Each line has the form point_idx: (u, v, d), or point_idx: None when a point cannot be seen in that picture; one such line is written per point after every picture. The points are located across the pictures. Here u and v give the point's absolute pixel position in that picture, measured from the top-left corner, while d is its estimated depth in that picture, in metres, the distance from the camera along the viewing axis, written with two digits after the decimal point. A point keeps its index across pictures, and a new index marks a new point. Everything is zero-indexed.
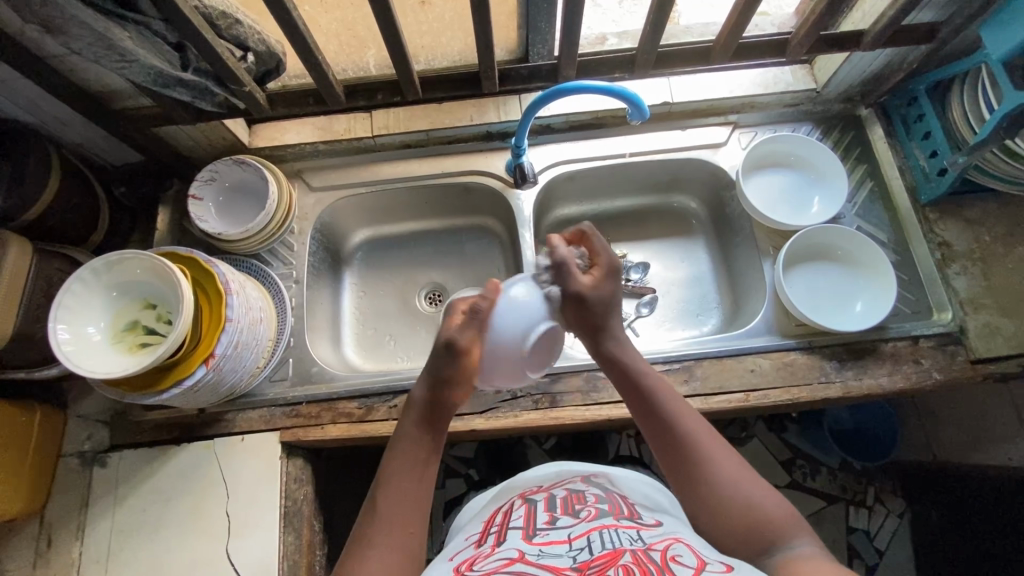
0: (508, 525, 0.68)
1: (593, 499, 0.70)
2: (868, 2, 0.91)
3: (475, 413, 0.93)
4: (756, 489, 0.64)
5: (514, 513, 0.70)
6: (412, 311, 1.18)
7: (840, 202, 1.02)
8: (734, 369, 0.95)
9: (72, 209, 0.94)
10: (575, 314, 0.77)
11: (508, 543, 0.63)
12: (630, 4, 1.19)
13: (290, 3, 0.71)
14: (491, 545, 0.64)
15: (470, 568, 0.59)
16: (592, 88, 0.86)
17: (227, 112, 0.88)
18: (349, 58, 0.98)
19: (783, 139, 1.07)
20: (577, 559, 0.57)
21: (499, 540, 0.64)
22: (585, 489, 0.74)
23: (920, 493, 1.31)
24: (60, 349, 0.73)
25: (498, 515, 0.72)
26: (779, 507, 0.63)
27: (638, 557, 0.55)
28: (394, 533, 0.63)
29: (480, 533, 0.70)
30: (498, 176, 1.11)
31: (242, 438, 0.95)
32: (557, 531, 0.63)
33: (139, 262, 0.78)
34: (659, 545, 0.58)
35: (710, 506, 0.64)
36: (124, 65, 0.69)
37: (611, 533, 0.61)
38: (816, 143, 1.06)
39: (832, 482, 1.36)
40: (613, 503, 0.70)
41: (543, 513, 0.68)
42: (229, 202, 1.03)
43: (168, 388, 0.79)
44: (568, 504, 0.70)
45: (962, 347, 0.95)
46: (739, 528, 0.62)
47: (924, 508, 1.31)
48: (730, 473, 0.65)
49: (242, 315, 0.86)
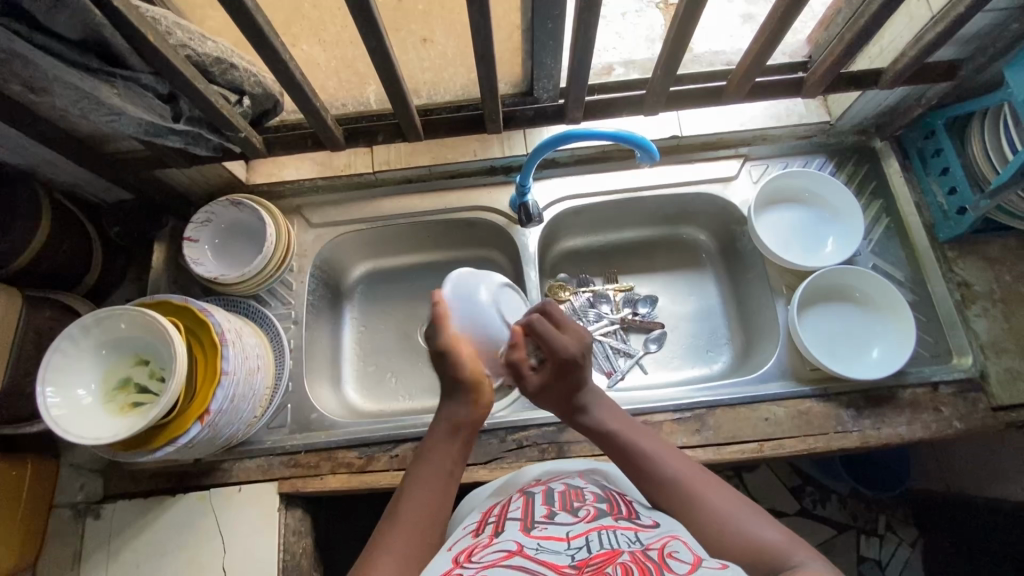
0: (506, 519, 0.64)
1: (592, 498, 0.67)
2: (885, 38, 0.89)
3: (480, 464, 0.91)
4: (748, 512, 0.61)
5: (512, 509, 0.67)
6: (414, 347, 1.13)
7: (858, 227, 1.00)
8: (748, 418, 0.92)
9: (64, 253, 0.92)
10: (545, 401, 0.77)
11: (506, 535, 0.59)
12: (634, 17, 1.18)
13: (286, 54, 0.68)
14: (488, 537, 0.60)
15: (468, 558, 0.55)
16: (600, 134, 0.83)
17: (223, 155, 0.86)
18: (349, 94, 0.95)
19: (783, 177, 1.04)
20: (575, 556, 0.53)
21: (497, 533, 0.61)
22: (584, 487, 0.70)
23: (933, 523, 1.27)
24: (47, 413, 0.70)
25: (495, 509, 0.69)
26: (771, 528, 0.59)
27: (636, 556, 0.52)
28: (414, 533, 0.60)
29: (477, 523, 0.66)
30: (503, 212, 1.08)
31: (239, 489, 0.92)
32: (555, 526, 0.60)
33: (127, 317, 0.75)
34: (657, 545, 0.55)
35: (710, 539, 0.60)
36: (115, 117, 0.69)
37: (609, 534, 0.57)
38: (814, 174, 1.03)
39: (842, 510, 1.31)
40: (613, 503, 0.66)
41: (542, 509, 0.64)
42: (225, 243, 1.00)
43: (162, 445, 0.76)
44: (566, 501, 0.66)
45: (983, 393, 0.92)
46: (739, 556, 0.57)
47: (937, 538, 1.27)
48: (720, 501, 0.62)
49: (238, 367, 0.83)
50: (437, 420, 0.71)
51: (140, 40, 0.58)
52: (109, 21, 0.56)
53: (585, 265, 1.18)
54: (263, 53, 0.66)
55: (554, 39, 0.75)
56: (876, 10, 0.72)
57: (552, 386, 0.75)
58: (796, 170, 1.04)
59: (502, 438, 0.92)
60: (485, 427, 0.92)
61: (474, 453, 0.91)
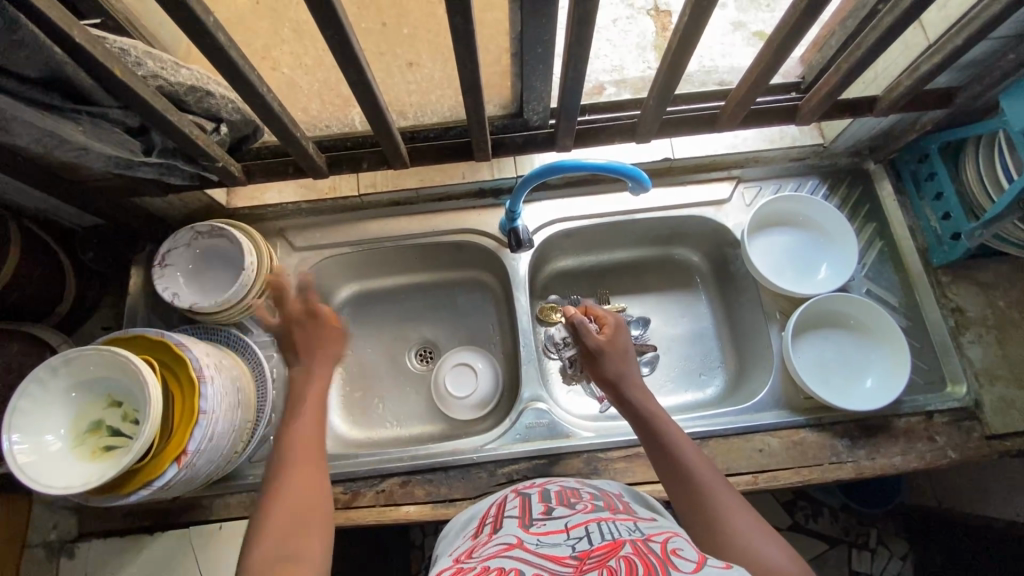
0: (503, 516, 0.61)
1: (589, 495, 0.65)
2: (880, 64, 0.88)
3: (469, 498, 0.89)
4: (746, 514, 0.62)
5: (508, 505, 0.64)
6: (402, 371, 1.11)
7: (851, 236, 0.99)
8: (741, 450, 0.90)
9: (35, 283, 0.88)
10: (605, 361, 0.80)
11: (505, 531, 0.56)
12: (626, 23, 1.18)
13: (263, 87, 0.64)
14: (488, 535, 0.57)
15: (469, 558, 0.52)
16: (590, 165, 0.81)
17: (200, 183, 0.83)
18: (333, 116, 0.90)
19: (765, 206, 1.02)
20: (575, 548, 0.50)
21: (495, 530, 0.58)
22: (581, 487, 0.68)
23: (926, 538, 1.22)
24: (13, 462, 0.67)
25: (492, 508, 0.65)
26: (758, 529, 0.60)
27: (638, 548, 0.49)
28: (290, 512, 0.56)
29: (475, 528, 0.62)
30: (492, 235, 1.06)
31: (219, 527, 0.88)
32: (554, 521, 0.57)
33: (96, 358, 0.72)
34: (659, 538, 0.52)
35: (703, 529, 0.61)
36: (81, 153, 0.65)
37: (609, 525, 0.55)
38: (795, 197, 1.02)
39: (834, 525, 1.28)
40: (610, 501, 0.64)
41: (539, 505, 0.62)
42: (199, 269, 0.96)
43: (136, 489, 0.73)
44: (563, 498, 0.64)
45: (977, 422, 0.91)
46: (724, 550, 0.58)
47: (929, 554, 1.21)
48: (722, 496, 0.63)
49: (218, 405, 0.80)
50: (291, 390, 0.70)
51: (106, 75, 0.55)
52: (71, 58, 0.53)
53: (576, 286, 1.16)
54: (237, 87, 0.63)
55: (543, 65, 0.73)
56: (872, 43, 0.71)
57: (618, 338, 0.84)
58: (772, 198, 1.03)
59: (491, 471, 0.90)
60: (474, 460, 0.90)
61: (464, 487, 0.89)
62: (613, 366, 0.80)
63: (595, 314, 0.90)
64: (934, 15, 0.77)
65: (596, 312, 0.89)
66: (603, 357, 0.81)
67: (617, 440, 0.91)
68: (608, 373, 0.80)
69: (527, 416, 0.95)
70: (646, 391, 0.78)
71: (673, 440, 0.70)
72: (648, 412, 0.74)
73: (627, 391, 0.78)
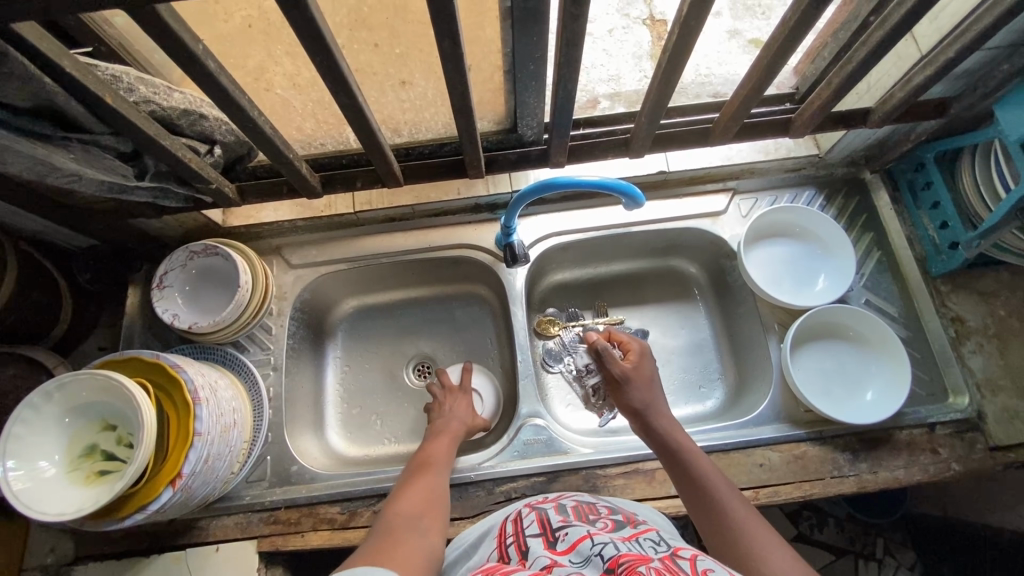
0: (524, 535, 0.61)
1: (606, 511, 0.65)
2: (872, 75, 0.88)
3: (467, 518, 0.88)
4: (768, 534, 0.63)
5: (525, 521, 0.63)
6: (399, 387, 1.10)
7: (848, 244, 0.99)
8: (741, 465, 0.89)
9: (30, 305, 0.88)
10: (631, 390, 0.84)
11: (532, 554, 0.56)
12: (621, 33, 1.18)
13: (255, 110, 0.65)
14: (516, 561, 0.56)
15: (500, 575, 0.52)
16: (586, 183, 0.81)
17: (194, 205, 0.83)
18: (328, 134, 0.92)
19: (761, 218, 1.02)
20: (605, 559, 0.51)
21: (521, 554, 0.57)
22: (596, 501, 0.68)
23: (935, 548, 1.19)
24: (7, 490, 0.67)
25: (509, 525, 0.65)
26: (782, 548, 0.61)
27: (668, 564, 0.50)
28: (419, 496, 0.73)
29: (497, 549, 0.62)
30: (487, 249, 1.06)
31: (217, 548, 0.87)
32: (575, 533, 0.58)
33: (90, 382, 0.72)
34: (687, 555, 0.52)
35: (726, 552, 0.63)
36: (72, 180, 0.65)
37: (633, 541, 0.56)
38: (790, 208, 1.02)
39: (840, 534, 1.22)
40: (627, 515, 0.65)
41: (557, 517, 0.62)
42: (196, 289, 0.96)
43: (131, 513, 0.73)
44: (581, 512, 0.64)
45: (980, 433, 0.90)
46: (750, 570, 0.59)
47: (937, 564, 1.17)
48: (745, 518, 0.65)
49: (212, 427, 0.79)
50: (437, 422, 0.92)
51: (97, 103, 0.55)
52: (62, 87, 0.54)
53: (574, 300, 1.15)
54: (229, 113, 0.63)
55: (535, 81, 0.73)
56: (863, 58, 0.70)
57: (643, 367, 0.88)
58: (768, 210, 1.02)
59: (490, 490, 0.89)
60: (473, 479, 0.90)
61: (461, 506, 0.88)
62: (639, 394, 0.83)
63: (618, 340, 0.95)
64: (925, 27, 0.77)
65: (622, 339, 0.94)
66: (629, 385, 0.85)
67: (616, 456, 0.90)
68: (634, 401, 0.83)
69: (524, 433, 0.94)
70: (670, 421, 0.81)
71: (703, 472, 0.72)
72: (677, 446, 0.76)
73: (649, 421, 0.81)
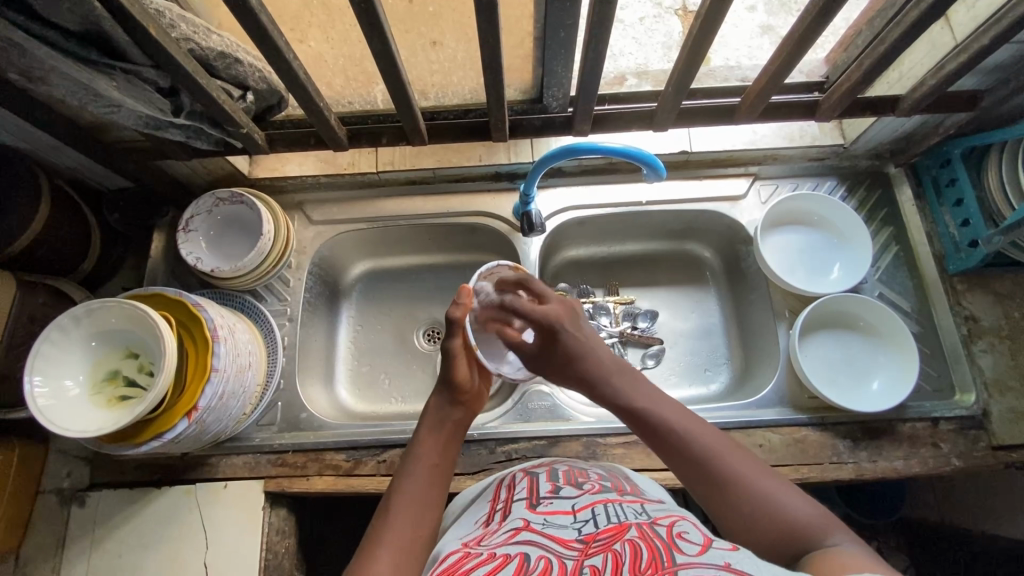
0: (512, 499, 0.63)
1: (596, 477, 0.67)
2: (906, 63, 0.87)
3: (468, 474, 0.90)
4: (784, 491, 0.56)
5: (517, 486, 0.65)
6: (408, 349, 1.12)
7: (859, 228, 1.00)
8: (741, 443, 0.90)
9: (62, 238, 0.91)
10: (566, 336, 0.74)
11: (512, 514, 0.58)
12: (652, 21, 1.17)
13: (290, 53, 0.66)
14: (497, 522, 0.59)
15: (477, 543, 0.55)
16: (608, 148, 0.82)
17: (225, 149, 0.85)
18: (357, 93, 0.94)
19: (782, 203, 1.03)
20: (582, 531, 0.53)
21: (505, 516, 0.59)
22: (588, 467, 0.70)
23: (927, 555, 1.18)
24: (32, 403, 0.70)
25: (502, 490, 0.67)
26: (808, 506, 0.54)
27: (644, 532, 0.51)
28: (405, 535, 0.60)
29: (487, 513, 0.63)
30: (504, 219, 1.07)
31: (225, 486, 0.91)
32: (560, 501, 0.60)
33: (115, 309, 0.75)
34: (665, 521, 0.54)
35: (754, 541, 0.54)
36: (113, 109, 0.69)
37: (615, 507, 0.57)
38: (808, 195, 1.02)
39: None
40: (617, 482, 0.66)
41: (546, 483, 0.64)
42: (220, 235, 0.99)
43: (148, 439, 0.75)
44: (570, 476, 0.66)
45: (984, 432, 0.90)
46: (794, 557, 0.51)
47: None
48: (755, 480, 0.57)
49: (229, 363, 0.82)
50: (424, 419, 0.73)
51: (142, 33, 0.57)
52: (109, 13, 0.56)
53: (586, 276, 1.16)
54: (265, 53, 0.64)
55: (566, 48, 0.73)
56: (896, 38, 0.70)
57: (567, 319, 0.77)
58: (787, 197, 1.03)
59: (492, 449, 0.91)
60: (475, 437, 0.92)
61: (462, 463, 0.90)
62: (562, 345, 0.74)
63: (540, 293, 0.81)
64: (961, 15, 0.76)
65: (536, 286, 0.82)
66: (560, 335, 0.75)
67: (617, 427, 0.92)
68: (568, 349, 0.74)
69: (529, 398, 0.96)
70: (630, 381, 0.70)
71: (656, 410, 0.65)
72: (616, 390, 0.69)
73: (607, 390, 0.70)
